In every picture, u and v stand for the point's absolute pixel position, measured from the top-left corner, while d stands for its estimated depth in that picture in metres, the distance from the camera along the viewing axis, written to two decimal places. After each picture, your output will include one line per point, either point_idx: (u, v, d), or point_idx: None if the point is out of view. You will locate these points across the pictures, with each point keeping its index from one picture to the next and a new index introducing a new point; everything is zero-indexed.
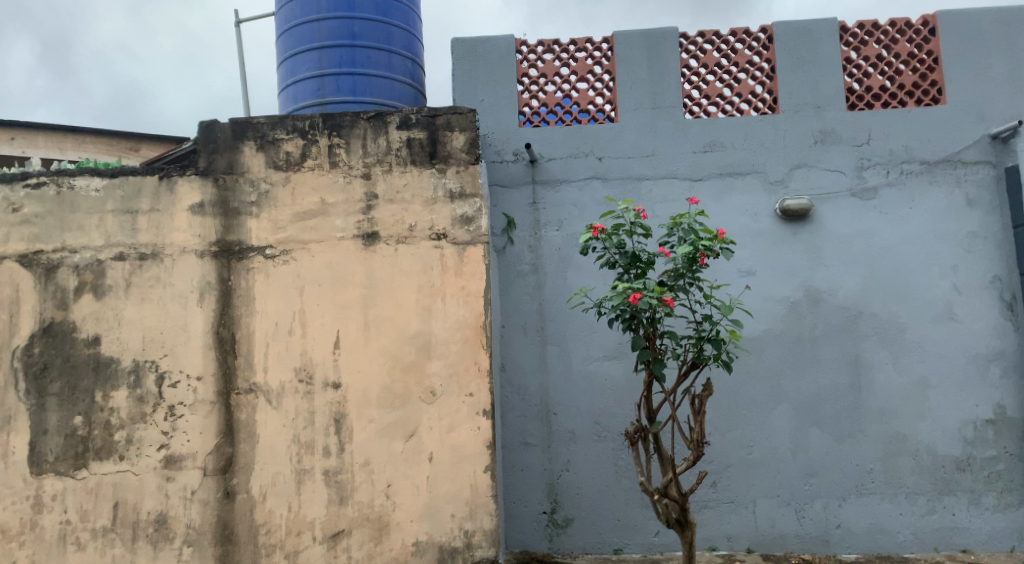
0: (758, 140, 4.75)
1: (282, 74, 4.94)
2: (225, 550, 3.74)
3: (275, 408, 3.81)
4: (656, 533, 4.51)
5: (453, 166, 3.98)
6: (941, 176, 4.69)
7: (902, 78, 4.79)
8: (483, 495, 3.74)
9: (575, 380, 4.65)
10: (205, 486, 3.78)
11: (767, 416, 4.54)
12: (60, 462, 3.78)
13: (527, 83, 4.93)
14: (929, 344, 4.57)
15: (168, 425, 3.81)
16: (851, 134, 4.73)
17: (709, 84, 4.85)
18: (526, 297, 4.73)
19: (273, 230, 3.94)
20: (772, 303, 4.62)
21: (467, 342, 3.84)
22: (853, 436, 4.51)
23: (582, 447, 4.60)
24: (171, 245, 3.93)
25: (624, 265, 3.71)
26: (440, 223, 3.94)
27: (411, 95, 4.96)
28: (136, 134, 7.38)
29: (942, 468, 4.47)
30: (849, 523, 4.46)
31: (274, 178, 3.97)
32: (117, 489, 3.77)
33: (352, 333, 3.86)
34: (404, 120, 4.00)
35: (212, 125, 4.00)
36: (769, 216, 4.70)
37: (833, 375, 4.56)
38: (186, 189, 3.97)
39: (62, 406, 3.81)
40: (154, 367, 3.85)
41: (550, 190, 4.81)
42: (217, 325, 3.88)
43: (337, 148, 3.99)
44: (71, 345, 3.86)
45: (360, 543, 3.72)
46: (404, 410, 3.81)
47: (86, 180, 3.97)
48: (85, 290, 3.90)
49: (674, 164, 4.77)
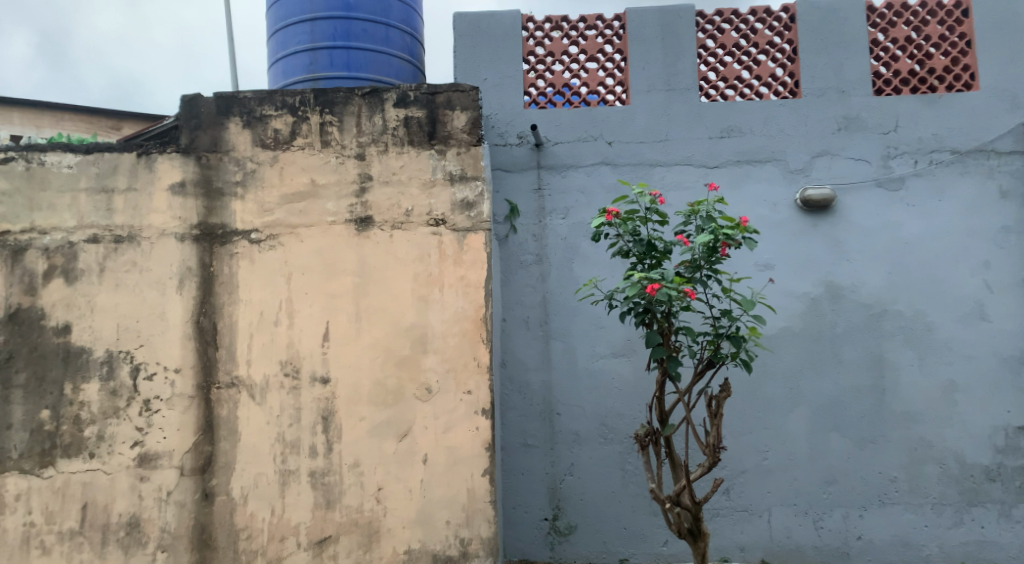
0: (779, 125, 4.47)
1: (272, 47, 4.64)
2: (203, 556, 3.45)
3: (258, 404, 3.52)
4: (665, 543, 4.22)
5: (453, 147, 3.69)
6: (972, 166, 4.42)
7: (932, 62, 4.53)
8: (481, 501, 3.45)
9: (581, 378, 4.37)
10: (181, 487, 3.48)
11: (784, 419, 4.27)
12: (25, 459, 3.49)
13: (533, 62, 4.64)
14: (959, 344, 4.29)
15: (143, 421, 3.51)
16: (878, 120, 4.45)
17: (727, 66, 4.57)
18: (529, 290, 4.45)
19: (260, 213, 3.65)
20: (792, 299, 4.34)
21: (465, 335, 3.55)
22: (876, 442, 4.24)
23: (587, 450, 4.32)
24: (149, 227, 3.63)
25: (638, 254, 3.44)
26: (439, 208, 3.65)
27: (410, 72, 4.66)
28: (116, 112, 7.47)
29: (971, 477, 4.21)
30: (871, 534, 4.19)
31: (260, 157, 3.68)
32: (86, 490, 3.48)
33: (343, 325, 3.57)
34: (402, 97, 3.71)
35: (196, 99, 3.71)
36: (789, 206, 4.43)
37: (855, 376, 4.28)
38: (166, 168, 3.67)
39: (28, 398, 3.52)
40: (129, 358, 3.55)
41: (556, 176, 4.52)
42: (198, 313, 3.58)
43: (329, 126, 3.69)
44: (39, 333, 3.56)
45: (348, 550, 3.44)
46: (397, 408, 3.52)
47: (58, 156, 3.67)
48: (54, 274, 3.60)
49: (689, 150, 4.48)
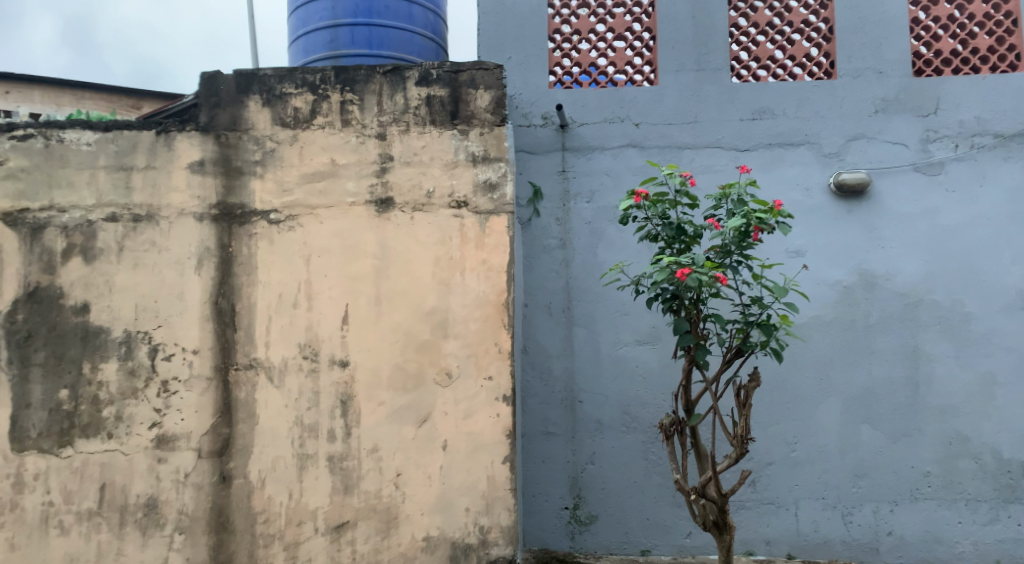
0: (813, 107, 4.32)
1: (293, 24, 4.56)
2: (220, 539, 3.41)
3: (276, 387, 3.47)
4: (688, 535, 4.14)
5: (476, 128, 3.59)
6: (1016, 151, 4.24)
7: (976, 42, 4.35)
8: (501, 488, 3.38)
9: (604, 366, 4.27)
10: (199, 469, 3.44)
11: (813, 410, 4.14)
12: (44, 439, 3.46)
13: (559, 40, 4.52)
14: (998, 336, 4.14)
15: (161, 402, 3.47)
16: (917, 103, 4.28)
17: (760, 46, 4.43)
18: (552, 275, 4.35)
19: (279, 192, 3.57)
20: (825, 287, 4.21)
21: (487, 321, 3.47)
22: (909, 436, 4.11)
23: (610, 439, 4.23)
24: (168, 207, 3.57)
25: (667, 238, 3.33)
26: (461, 190, 3.56)
27: (432, 50, 4.56)
28: (137, 92, 7.46)
29: (1008, 473, 4.07)
30: (902, 530, 4.07)
31: (280, 136, 3.60)
32: (104, 470, 3.45)
33: (362, 308, 3.50)
34: (424, 76, 3.61)
35: (215, 76, 3.63)
36: (823, 191, 4.28)
37: (889, 367, 4.15)
38: (186, 146, 3.60)
39: (46, 378, 3.49)
40: (147, 339, 3.51)
41: (581, 158, 4.41)
42: (216, 294, 3.52)
43: (350, 105, 3.61)
44: (58, 312, 3.52)
45: (366, 536, 3.38)
46: (417, 393, 3.45)
47: (77, 133, 3.62)
48: (73, 253, 3.55)
49: (719, 132, 4.34)
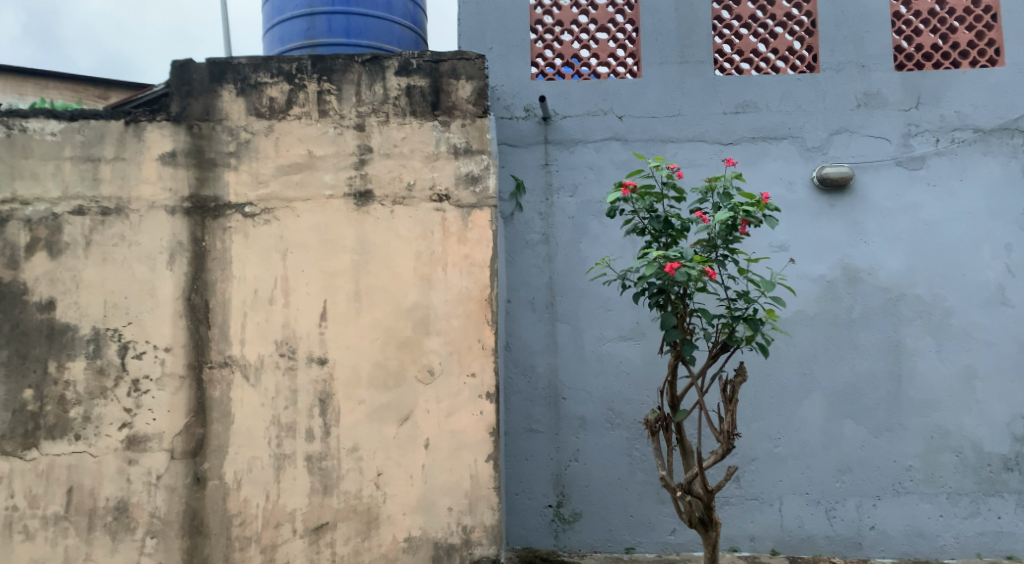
0: (796, 101, 4.30)
1: (266, 13, 4.43)
2: (194, 542, 3.30)
3: (252, 386, 3.36)
4: (672, 532, 4.11)
5: (457, 119, 3.50)
6: (995, 145, 4.26)
7: (956, 36, 4.37)
8: (484, 487, 3.31)
9: (587, 362, 4.22)
10: (172, 471, 3.33)
11: (797, 405, 4.13)
12: (7, 441, 3.32)
13: (540, 31, 4.44)
14: (979, 330, 4.16)
15: (132, 402, 3.35)
16: (898, 97, 4.29)
17: (743, 38, 4.39)
18: (535, 270, 4.29)
19: (254, 185, 3.46)
20: (808, 282, 4.20)
21: (470, 317, 3.39)
22: (891, 430, 4.11)
23: (593, 435, 4.18)
24: (137, 199, 3.44)
25: (654, 232, 3.28)
26: (442, 182, 3.47)
27: (412, 40, 4.46)
28: (104, 81, 7.25)
29: (988, 467, 4.09)
30: (884, 524, 4.08)
31: (255, 127, 3.48)
32: (72, 473, 3.31)
33: (341, 304, 3.40)
34: (404, 65, 3.52)
35: (187, 65, 3.50)
36: (805, 185, 4.27)
37: (871, 362, 4.15)
38: (156, 136, 3.47)
39: (9, 377, 3.34)
40: (117, 336, 3.37)
41: (564, 152, 4.34)
42: (189, 290, 3.40)
43: (327, 95, 3.50)
44: (21, 309, 3.38)
45: (346, 538, 3.29)
46: (399, 391, 3.36)
47: (41, 123, 3.46)
48: (38, 247, 3.41)
49: (702, 125, 4.31)
